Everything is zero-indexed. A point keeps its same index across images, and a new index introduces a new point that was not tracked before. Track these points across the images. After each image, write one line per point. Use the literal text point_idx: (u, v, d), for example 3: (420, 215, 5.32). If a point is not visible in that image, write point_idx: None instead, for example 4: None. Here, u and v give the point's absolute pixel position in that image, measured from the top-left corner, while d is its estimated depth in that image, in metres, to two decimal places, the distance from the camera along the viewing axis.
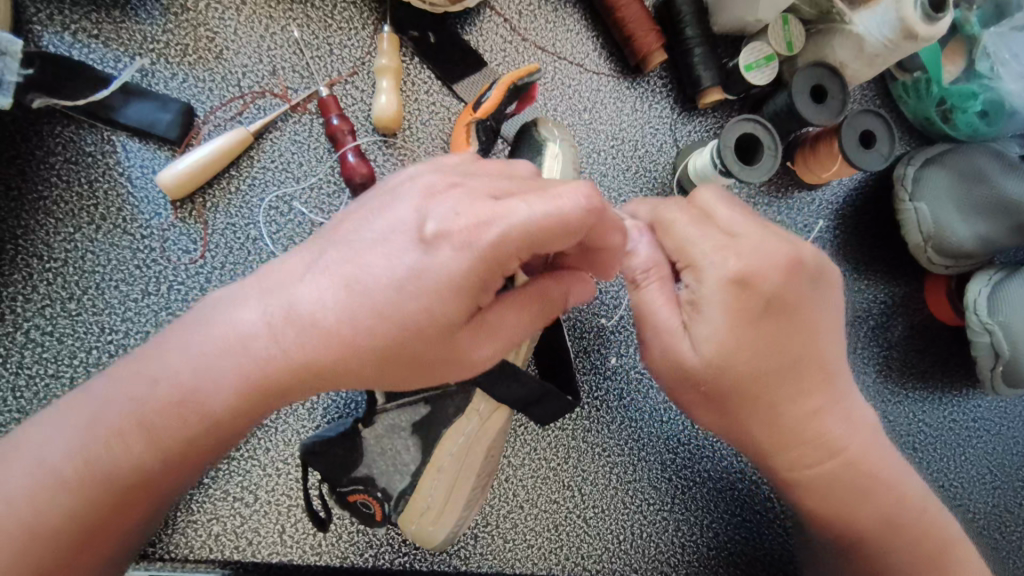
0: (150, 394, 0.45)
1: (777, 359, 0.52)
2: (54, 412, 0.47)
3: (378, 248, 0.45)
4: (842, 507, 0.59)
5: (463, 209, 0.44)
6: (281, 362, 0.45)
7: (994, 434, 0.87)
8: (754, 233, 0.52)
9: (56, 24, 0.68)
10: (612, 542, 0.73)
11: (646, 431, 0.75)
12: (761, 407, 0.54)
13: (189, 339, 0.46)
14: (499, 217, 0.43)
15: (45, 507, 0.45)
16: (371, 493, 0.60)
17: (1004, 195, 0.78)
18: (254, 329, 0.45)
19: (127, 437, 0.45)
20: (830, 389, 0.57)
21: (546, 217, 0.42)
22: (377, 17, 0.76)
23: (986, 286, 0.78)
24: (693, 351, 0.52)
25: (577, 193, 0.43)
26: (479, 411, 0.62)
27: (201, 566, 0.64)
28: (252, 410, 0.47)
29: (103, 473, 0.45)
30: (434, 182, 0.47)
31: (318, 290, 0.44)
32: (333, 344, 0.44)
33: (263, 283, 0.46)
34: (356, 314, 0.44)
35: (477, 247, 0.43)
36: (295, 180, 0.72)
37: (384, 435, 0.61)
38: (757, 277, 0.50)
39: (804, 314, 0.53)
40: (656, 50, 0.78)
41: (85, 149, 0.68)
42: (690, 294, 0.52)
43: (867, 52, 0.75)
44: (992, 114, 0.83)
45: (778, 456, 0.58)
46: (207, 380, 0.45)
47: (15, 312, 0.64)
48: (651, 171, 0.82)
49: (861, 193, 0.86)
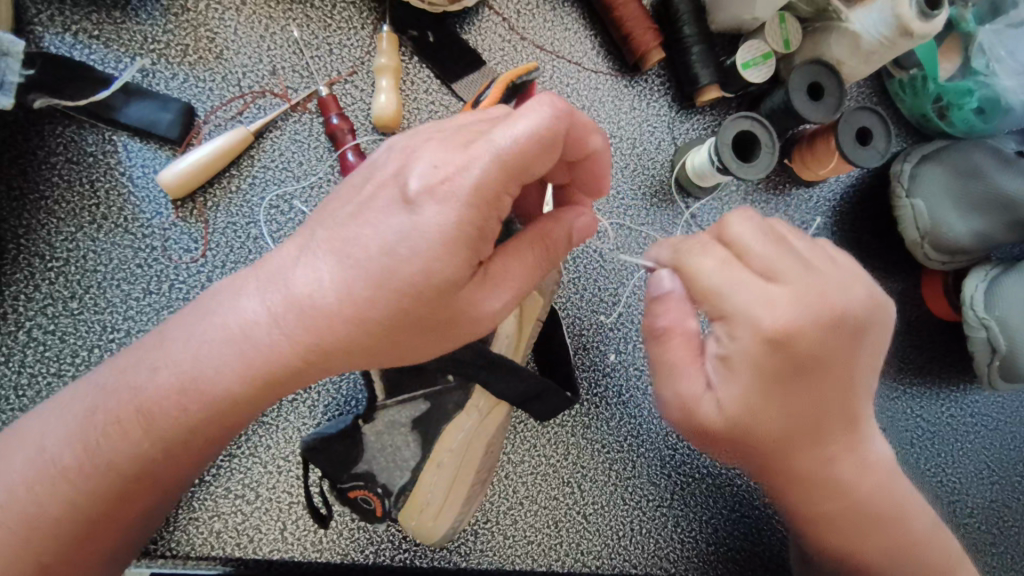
0: (149, 382, 0.46)
1: (800, 415, 0.52)
2: (58, 405, 0.48)
3: (364, 217, 0.45)
4: (856, 546, 0.60)
5: (439, 158, 0.44)
6: (281, 349, 0.45)
7: (992, 430, 0.87)
8: (793, 281, 0.49)
9: (57, 25, 0.69)
10: (611, 539, 0.73)
11: (645, 427, 0.76)
12: (776, 457, 0.54)
13: (189, 330, 0.46)
14: (475, 157, 0.42)
15: (46, 501, 0.45)
16: (371, 489, 0.60)
17: (1002, 192, 0.79)
18: (252, 316, 0.45)
19: (127, 425, 0.46)
20: (849, 436, 0.56)
21: (513, 146, 0.42)
22: (376, 17, 0.76)
23: (982, 282, 0.79)
24: (718, 410, 0.51)
25: (544, 107, 0.42)
26: (478, 407, 0.63)
27: (203, 563, 0.64)
28: (253, 397, 0.47)
29: (104, 463, 0.46)
30: (411, 141, 0.47)
31: (313, 272, 0.45)
32: (333, 327, 0.44)
33: (261, 271, 0.47)
34: (352, 286, 0.44)
35: (459, 193, 0.42)
36: (295, 179, 0.72)
37: (384, 432, 0.61)
38: (793, 337, 0.48)
39: (837, 372, 0.51)
40: (654, 48, 0.79)
41: (86, 149, 0.68)
42: (720, 348, 0.50)
43: (863, 49, 0.76)
44: (988, 110, 0.84)
45: (793, 495, 0.58)
46: (205, 369, 0.46)
47: (17, 312, 0.64)
48: (650, 168, 0.82)
49: (858, 190, 0.87)
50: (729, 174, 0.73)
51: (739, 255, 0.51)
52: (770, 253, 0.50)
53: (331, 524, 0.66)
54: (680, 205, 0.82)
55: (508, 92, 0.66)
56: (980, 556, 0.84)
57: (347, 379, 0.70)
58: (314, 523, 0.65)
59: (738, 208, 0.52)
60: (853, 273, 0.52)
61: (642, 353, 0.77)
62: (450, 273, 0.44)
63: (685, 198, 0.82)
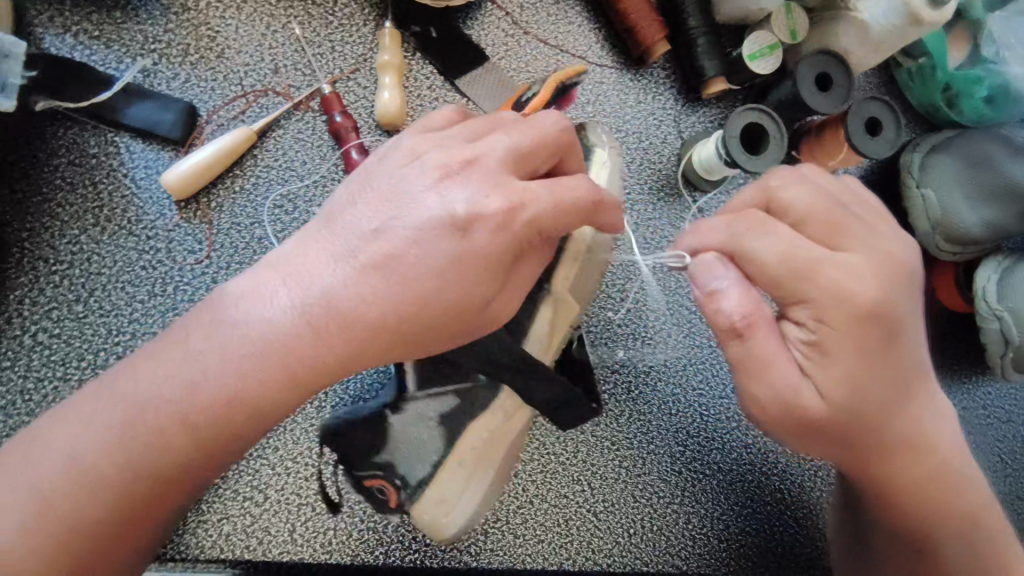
0: (190, 397, 0.44)
1: (886, 378, 0.51)
2: (84, 415, 0.45)
3: (409, 236, 0.45)
4: (937, 513, 0.56)
5: (491, 189, 0.45)
6: (323, 359, 0.45)
7: (1005, 422, 0.86)
8: (861, 246, 0.50)
9: (58, 26, 0.68)
10: (623, 536, 0.72)
11: (656, 425, 0.75)
12: (866, 429, 0.52)
13: (222, 338, 0.45)
14: (528, 201, 0.45)
15: (83, 505, 0.43)
16: (389, 480, 0.58)
17: (1015, 183, 0.77)
18: (288, 324, 0.45)
19: (169, 436, 0.44)
20: (922, 388, 0.54)
21: (570, 202, 0.46)
22: (378, 13, 0.76)
23: (994, 273, 0.78)
24: (819, 396, 0.50)
25: (588, 185, 0.48)
26: (505, 407, 0.63)
27: (213, 566, 0.63)
28: (293, 401, 0.46)
29: (145, 470, 0.44)
30: (444, 159, 0.47)
31: (355, 286, 0.45)
32: (379, 338, 0.45)
33: (290, 274, 0.46)
34: (400, 298, 0.45)
35: (512, 228, 0.45)
36: (299, 178, 0.71)
37: (409, 425, 0.60)
38: (880, 307, 0.49)
39: (909, 332, 0.52)
40: (659, 41, 0.78)
41: (88, 151, 0.68)
42: (811, 335, 0.50)
43: (871, 38, 0.75)
44: (999, 99, 0.82)
45: (877, 470, 0.55)
46: (250, 380, 0.44)
47: (21, 316, 0.64)
48: (657, 163, 0.81)
49: (868, 181, 0.86)
50: (738, 168, 0.72)
51: (796, 223, 0.52)
52: (829, 215, 0.51)
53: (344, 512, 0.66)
54: (687, 199, 0.80)
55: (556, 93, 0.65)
56: None
57: (358, 380, 0.70)
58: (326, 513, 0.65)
59: (772, 173, 0.54)
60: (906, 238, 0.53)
61: (653, 349, 0.77)
62: (476, 294, 0.46)
63: (692, 193, 0.81)
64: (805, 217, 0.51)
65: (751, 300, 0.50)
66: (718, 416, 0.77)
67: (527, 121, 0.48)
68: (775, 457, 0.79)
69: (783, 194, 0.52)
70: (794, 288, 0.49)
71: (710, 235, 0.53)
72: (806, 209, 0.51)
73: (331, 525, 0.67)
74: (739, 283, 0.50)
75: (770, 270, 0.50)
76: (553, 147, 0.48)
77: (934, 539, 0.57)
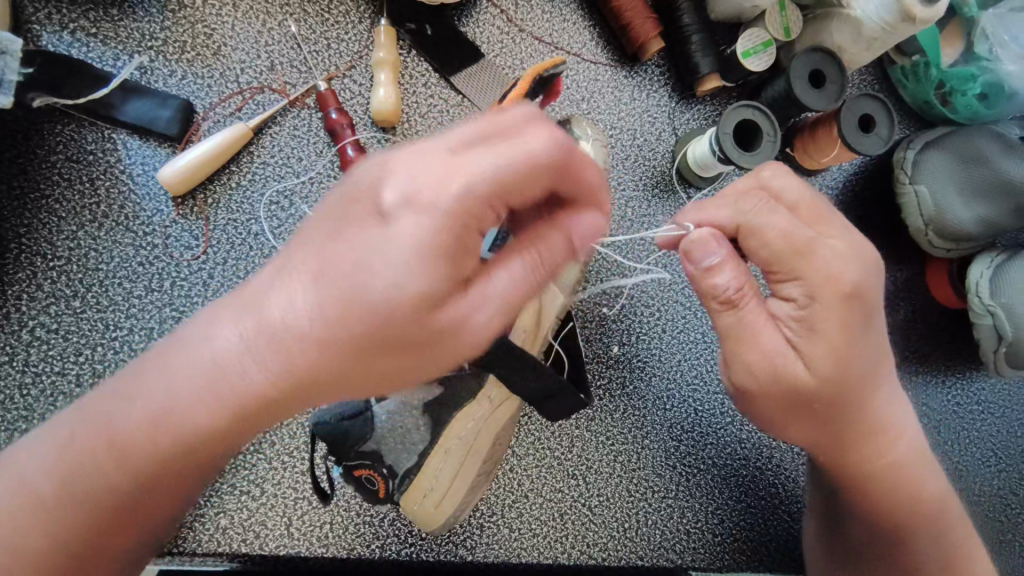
0: (123, 419, 0.43)
1: (866, 366, 0.52)
2: (41, 433, 0.45)
3: (338, 239, 0.41)
4: (905, 502, 0.58)
5: (421, 170, 0.40)
6: (256, 381, 0.42)
7: (999, 418, 0.87)
8: (840, 236, 0.51)
9: (55, 23, 0.69)
10: (617, 530, 0.73)
11: (651, 419, 0.76)
12: (844, 415, 0.53)
13: (161, 359, 0.43)
14: (459, 172, 0.39)
15: (28, 524, 0.43)
16: (377, 468, 0.59)
17: (1004, 177, 0.78)
18: (228, 351, 0.42)
19: (103, 460, 0.43)
20: (891, 377, 0.56)
21: (512, 164, 0.39)
22: (374, 10, 0.76)
23: (989, 269, 0.78)
24: (808, 369, 0.50)
25: (543, 140, 0.40)
26: (489, 396, 0.64)
27: (209, 559, 0.64)
28: (235, 425, 0.43)
29: (83, 493, 0.44)
30: (385, 149, 0.42)
31: (288, 299, 0.41)
32: (314, 359, 0.41)
33: (235, 295, 0.43)
34: (328, 314, 0.41)
35: (445, 203, 0.39)
36: (295, 175, 0.72)
37: (395, 413, 0.61)
38: (864, 289, 0.49)
39: (879, 326, 0.53)
40: (654, 38, 0.79)
41: (85, 147, 0.68)
42: (799, 313, 0.50)
43: (865, 34, 0.75)
44: (992, 96, 0.83)
45: (851, 457, 0.57)
46: (182, 404, 0.42)
47: (20, 311, 0.64)
48: (652, 159, 0.81)
49: (862, 178, 0.86)
50: (732, 164, 0.73)
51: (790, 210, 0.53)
52: (819, 207, 0.52)
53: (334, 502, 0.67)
54: (682, 195, 0.81)
55: (536, 86, 0.64)
56: (990, 545, 0.83)
57: None
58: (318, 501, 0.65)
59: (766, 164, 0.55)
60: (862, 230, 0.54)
61: (647, 344, 0.77)
62: (409, 288, 0.40)
63: (687, 189, 0.81)
64: (798, 204, 0.52)
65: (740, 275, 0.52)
66: (712, 410, 0.78)
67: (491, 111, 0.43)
68: (769, 451, 0.79)
69: (774, 183, 0.53)
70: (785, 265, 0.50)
71: (718, 211, 0.54)
72: (793, 202, 0.52)
73: (327, 518, 0.67)
74: (732, 258, 0.51)
75: (770, 246, 0.51)
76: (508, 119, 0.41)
77: (906, 527, 0.59)
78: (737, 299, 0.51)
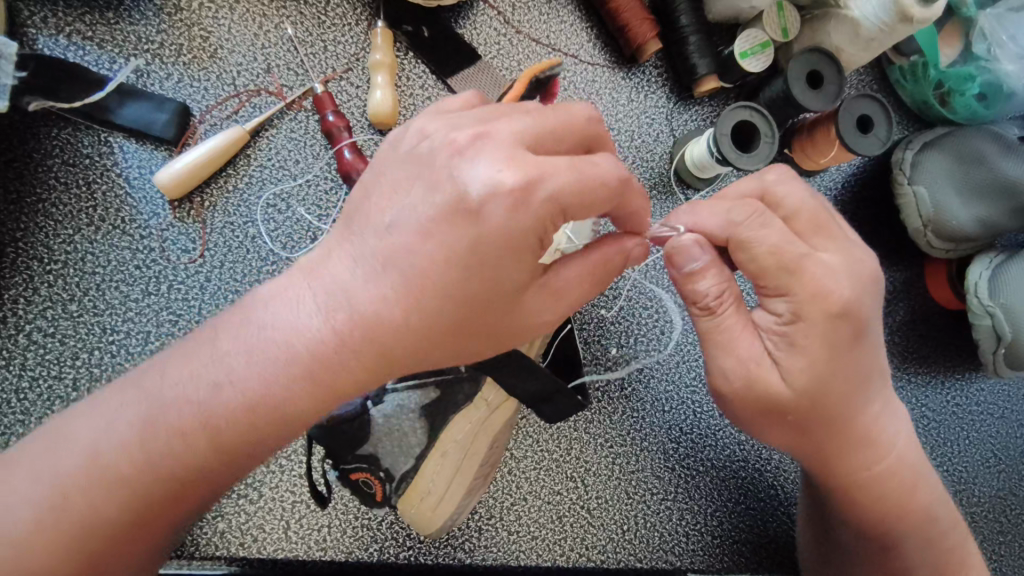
0: (213, 400, 0.44)
1: (853, 379, 0.52)
2: (108, 409, 0.45)
3: (419, 229, 0.44)
4: (899, 506, 0.58)
5: (503, 164, 0.42)
6: (352, 366, 0.44)
7: (998, 419, 0.87)
8: (836, 249, 0.51)
9: (51, 27, 0.69)
10: (616, 533, 0.73)
11: (648, 422, 0.76)
12: (827, 425, 0.53)
13: (250, 340, 0.45)
14: (550, 173, 0.42)
15: (99, 504, 0.44)
16: (374, 473, 0.60)
17: (1003, 177, 0.78)
18: (316, 332, 0.44)
19: (191, 440, 0.44)
20: (886, 389, 0.56)
21: (594, 176, 0.43)
22: (370, 13, 0.76)
23: (987, 269, 0.77)
24: (786, 383, 0.51)
25: (613, 166, 0.44)
26: (487, 400, 0.63)
27: (207, 563, 0.64)
28: (321, 407, 0.45)
29: (167, 473, 0.44)
30: (457, 135, 0.44)
31: (376, 288, 0.44)
32: (405, 343, 0.44)
33: (320, 280, 0.45)
34: (417, 305, 0.44)
35: (532, 203, 0.42)
36: (291, 177, 0.72)
37: (393, 416, 0.62)
38: (852, 305, 0.49)
39: (874, 338, 0.52)
40: (651, 39, 0.78)
41: (82, 151, 0.68)
42: (784, 324, 0.50)
43: (863, 35, 0.75)
44: (990, 96, 0.83)
45: (841, 467, 0.56)
46: (277, 389, 0.44)
47: (17, 315, 0.64)
48: (649, 161, 0.81)
49: (861, 178, 0.86)
50: (729, 165, 0.72)
51: (787, 219, 0.52)
52: (817, 216, 0.52)
53: (330, 505, 0.66)
54: (680, 195, 0.81)
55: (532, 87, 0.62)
56: (989, 545, 0.83)
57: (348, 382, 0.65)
58: (314, 505, 0.65)
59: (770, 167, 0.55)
60: (864, 246, 0.53)
61: (645, 346, 0.77)
62: (473, 294, 0.44)
63: (685, 190, 0.81)
64: (797, 211, 0.52)
65: (723, 280, 0.51)
66: (709, 416, 0.78)
67: (554, 107, 0.46)
68: (769, 453, 0.79)
69: (778, 188, 0.52)
70: (778, 279, 0.50)
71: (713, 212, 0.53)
72: (795, 207, 0.52)
73: (325, 521, 0.67)
74: (715, 261, 0.51)
75: (756, 260, 0.50)
76: (577, 136, 0.47)
77: (894, 535, 0.59)
78: (716, 306, 0.52)
